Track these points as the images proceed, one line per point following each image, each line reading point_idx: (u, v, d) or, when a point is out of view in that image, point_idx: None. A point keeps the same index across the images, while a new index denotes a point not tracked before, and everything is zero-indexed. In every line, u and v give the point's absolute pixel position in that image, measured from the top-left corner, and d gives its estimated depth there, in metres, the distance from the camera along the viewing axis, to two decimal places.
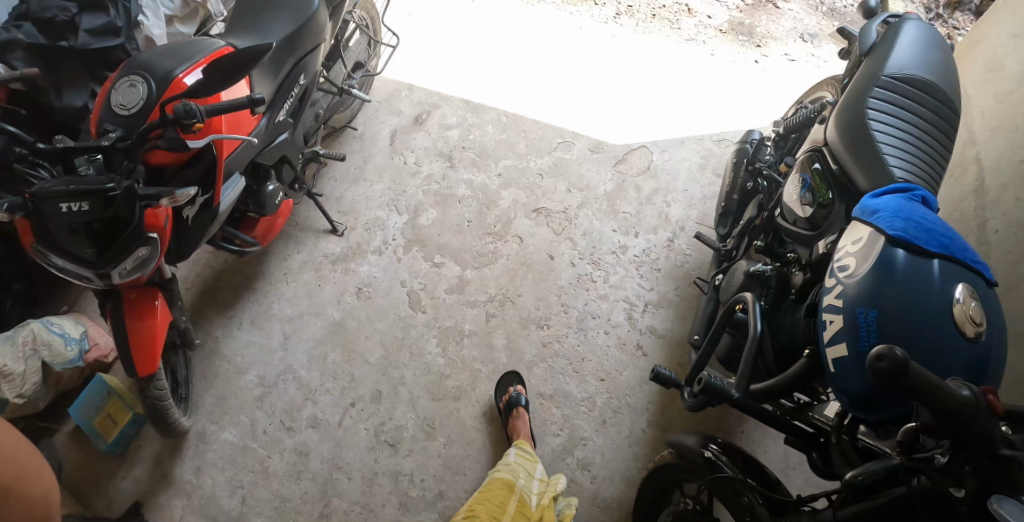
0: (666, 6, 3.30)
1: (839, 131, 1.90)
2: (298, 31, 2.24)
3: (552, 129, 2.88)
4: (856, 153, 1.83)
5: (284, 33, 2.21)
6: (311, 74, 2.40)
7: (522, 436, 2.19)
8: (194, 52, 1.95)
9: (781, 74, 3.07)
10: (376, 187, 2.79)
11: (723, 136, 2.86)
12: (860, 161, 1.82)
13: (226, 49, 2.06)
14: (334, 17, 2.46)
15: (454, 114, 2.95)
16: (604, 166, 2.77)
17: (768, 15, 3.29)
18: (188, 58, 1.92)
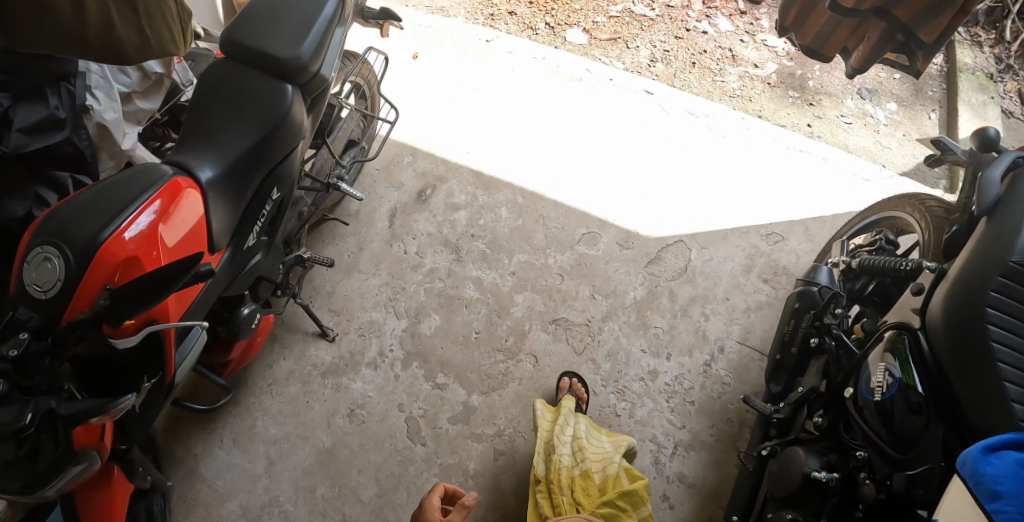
0: (710, 52, 3.01)
1: (944, 332, 1.53)
2: (267, 138, 1.83)
3: (575, 216, 2.50)
4: (965, 370, 1.47)
5: (249, 144, 1.80)
6: (290, 178, 1.99)
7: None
8: (125, 202, 1.55)
9: (835, 141, 2.82)
10: (371, 282, 2.44)
11: (770, 229, 2.50)
12: (971, 384, 1.45)
13: (173, 182, 1.64)
14: (314, 109, 2.04)
15: (462, 191, 2.57)
16: (634, 266, 2.41)
17: (823, 65, 3.03)
18: (118, 212, 1.52)
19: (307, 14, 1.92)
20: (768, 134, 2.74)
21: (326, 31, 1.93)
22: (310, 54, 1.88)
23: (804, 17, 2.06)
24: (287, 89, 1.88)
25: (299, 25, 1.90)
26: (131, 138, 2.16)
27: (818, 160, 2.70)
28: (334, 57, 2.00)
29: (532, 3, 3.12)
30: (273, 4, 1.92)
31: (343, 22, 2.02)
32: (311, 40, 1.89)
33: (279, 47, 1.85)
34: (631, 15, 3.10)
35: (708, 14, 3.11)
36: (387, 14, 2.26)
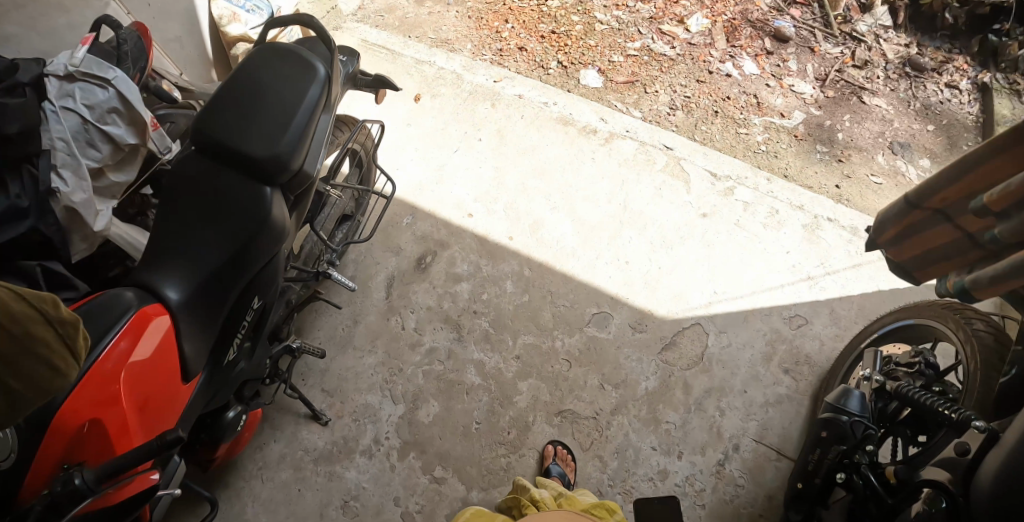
0: (733, 98, 2.81)
1: (992, 485, 1.38)
2: (244, 249, 1.64)
3: (585, 292, 2.33)
4: None
5: (225, 259, 1.62)
6: (274, 280, 1.81)
7: None
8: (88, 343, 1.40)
9: (865, 205, 2.61)
10: (367, 361, 2.29)
11: (793, 311, 2.34)
12: None
13: (141, 313, 1.48)
14: (301, 201, 1.86)
15: (465, 259, 2.39)
16: (647, 352, 2.26)
17: (853, 114, 2.85)
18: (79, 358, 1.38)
19: (286, 102, 1.69)
20: (792, 201, 2.53)
21: (308, 120, 1.71)
22: (291, 150, 1.67)
23: (904, 238, 1.47)
24: (266, 190, 1.67)
25: (277, 115, 1.67)
26: (103, 218, 1.99)
27: (847, 233, 2.49)
28: (319, 144, 1.79)
29: (544, 37, 2.92)
30: (247, 88, 1.69)
31: (328, 102, 1.80)
32: (291, 135, 1.67)
33: (256, 144, 1.64)
34: (651, 54, 2.90)
35: (732, 54, 2.93)
36: (381, 81, 2.03)
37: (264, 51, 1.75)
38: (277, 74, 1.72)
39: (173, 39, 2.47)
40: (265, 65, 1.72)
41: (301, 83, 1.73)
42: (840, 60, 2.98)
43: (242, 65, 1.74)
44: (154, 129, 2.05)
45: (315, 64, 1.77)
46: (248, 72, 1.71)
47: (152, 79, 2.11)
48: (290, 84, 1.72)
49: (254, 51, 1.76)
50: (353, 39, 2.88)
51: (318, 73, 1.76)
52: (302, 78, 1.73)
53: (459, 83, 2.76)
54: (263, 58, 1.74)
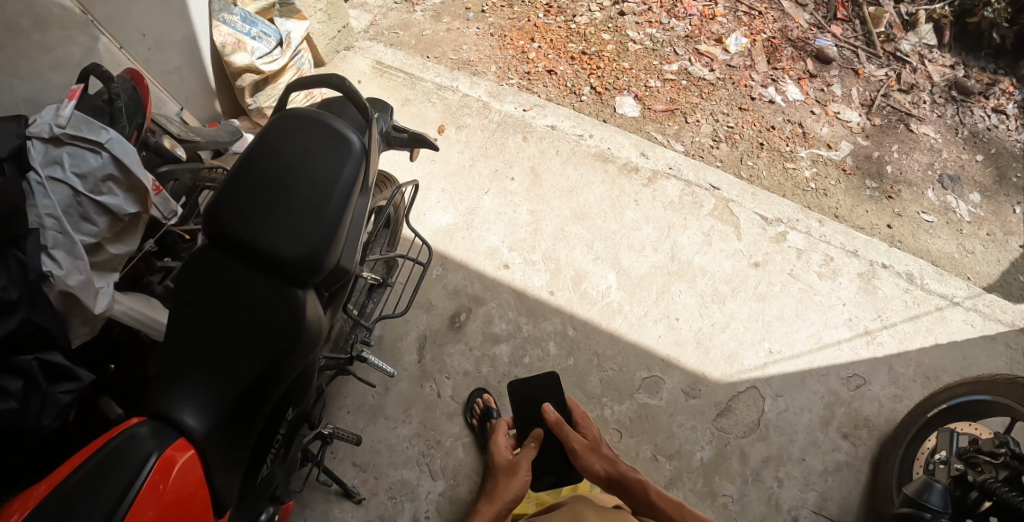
0: (778, 128, 2.62)
1: None
2: (277, 365, 1.43)
3: (634, 354, 2.17)
4: None
5: (255, 379, 1.41)
6: (308, 381, 1.60)
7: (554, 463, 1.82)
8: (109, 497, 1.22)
9: (917, 246, 2.49)
10: (401, 432, 2.10)
11: (851, 371, 2.22)
12: None
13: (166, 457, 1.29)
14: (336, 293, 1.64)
15: (503, 317, 2.21)
16: (701, 419, 2.13)
17: (901, 144, 2.68)
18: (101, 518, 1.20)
19: (317, 187, 1.43)
20: (846, 246, 2.38)
21: (344, 207, 1.46)
22: (324, 246, 1.43)
23: None
24: (298, 293, 1.45)
25: (308, 206, 1.42)
26: (105, 297, 1.74)
27: (903, 281, 2.36)
28: (355, 227, 1.54)
29: (573, 59, 2.70)
30: (271, 171, 1.42)
31: (366, 177, 1.53)
32: (325, 228, 1.43)
33: (284, 244, 1.40)
34: (689, 78, 2.70)
35: (775, 77, 2.74)
36: (416, 138, 1.79)
37: (287, 119, 1.46)
38: (304, 150, 1.44)
39: (173, 71, 2.25)
40: (289, 138, 1.44)
41: (333, 162, 1.46)
42: (886, 84, 2.79)
43: (261, 137, 1.46)
44: (156, 193, 1.79)
45: (348, 135, 1.49)
46: (269, 148, 1.43)
47: (150, 135, 1.84)
48: (321, 163, 1.45)
49: (274, 118, 1.47)
50: (366, 61, 2.66)
51: (351, 145, 1.48)
52: (335, 155, 1.46)
53: (486, 113, 2.53)
54: (286, 130, 1.45)
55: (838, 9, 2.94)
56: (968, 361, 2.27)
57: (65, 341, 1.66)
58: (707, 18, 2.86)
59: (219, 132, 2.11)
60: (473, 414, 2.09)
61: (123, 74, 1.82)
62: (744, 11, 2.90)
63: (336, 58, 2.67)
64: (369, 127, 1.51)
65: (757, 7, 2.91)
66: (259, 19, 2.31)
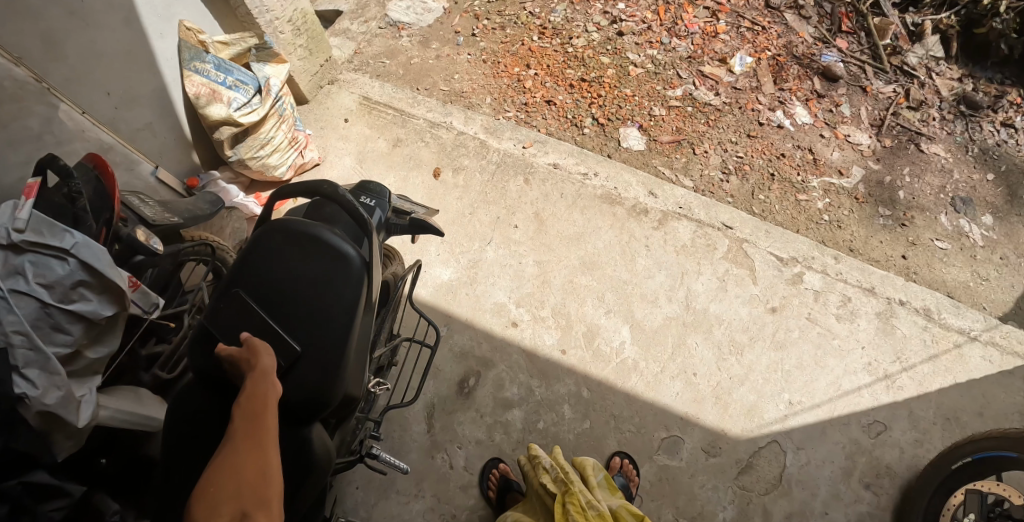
0: (789, 156, 2.52)
1: None
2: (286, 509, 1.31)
3: (652, 414, 2.08)
4: None
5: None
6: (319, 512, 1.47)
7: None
8: None
9: (932, 277, 2.40)
10: (414, 508, 1.97)
11: (871, 417, 2.16)
12: None
13: None
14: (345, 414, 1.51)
15: (514, 381, 2.10)
16: (722, 479, 2.05)
17: (913, 166, 2.56)
18: None
19: (314, 314, 1.31)
20: (863, 284, 2.30)
21: (347, 333, 1.33)
22: (324, 382, 1.31)
23: None
24: (307, 432, 1.33)
25: (305, 336, 1.31)
26: (87, 406, 1.56)
27: (921, 319, 2.29)
28: (363, 348, 1.41)
29: (573, 86, 2.58)
30: (262, 299, 1.31)
31: (369, 293, 1.39)
32: (327, 359, 1.31)
33: (285, 383, 1.29)
34: (694, 104, 2.58)
35: (782, 99, 2.62)
36: (418, 224, 1.62)
37: (274, 241, 1.34)
38: (297, 272, 1.33)
39: (144, 127, 2.04)
40: (278, 262, 1.33)
41: (331, 283, 1.33)
42: (894, 101, 2.67)
43: (246, 258, 1.34)
44: (133, 290, 1.64)
45: (344, 249, 1.35)
46: (257, 273, 1.32)
47: (122, 224, 1.66)
48: (317, 286, 1.33)
49: (258, 234, 1.34)
50: (352, 96, 2.49)
51: (347, 265, 1.34)
52: (332, 274, 1.33)
53: (484, 153, 2.38)
54: (274, 248, 1.33)
55: (842, 21, 2.80)
56: (987, 400, 2.18)
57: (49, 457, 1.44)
58: (710, 36, 2.73)
59: (197, 202, 1.91)
60: (490, 484, 1.97)
61: (85, 161, 1.64)
62: (747, 27, 2.76)
63: (320, 93, 2.51)
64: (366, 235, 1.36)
65: (760, 21, 2.77)
66: (233, 66, 2.12)
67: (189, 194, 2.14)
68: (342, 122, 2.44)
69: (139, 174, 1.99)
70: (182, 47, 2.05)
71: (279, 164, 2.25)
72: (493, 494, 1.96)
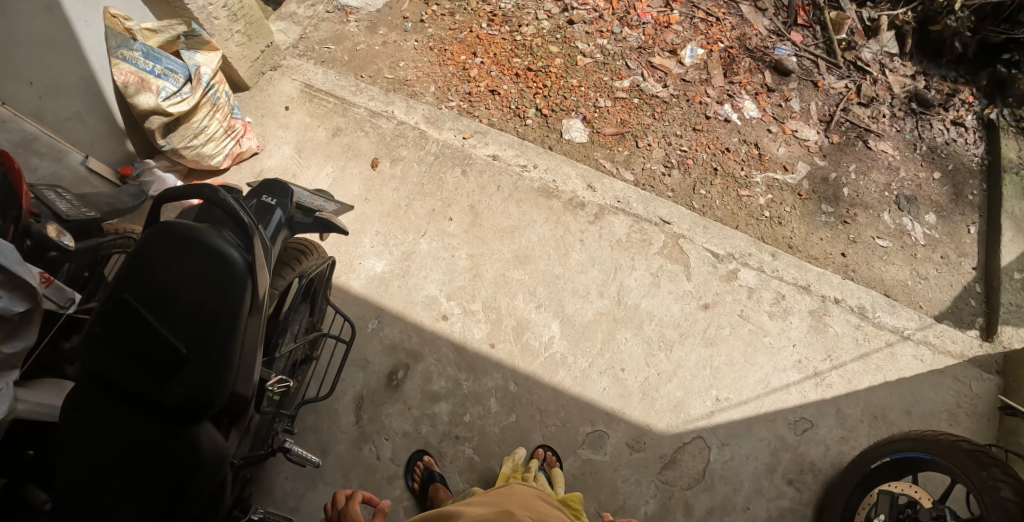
0: (734, 150, 2.51)
1: None
2: (178, 507, 1.32)
3: (578, 409, 2.10)
4: None
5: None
6: (219, 507, 1.45)
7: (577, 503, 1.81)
8: None
9: (871, 275, 2.39)
10: (341, 498, 1.98)
11: (798, 415, 2.15)
12: None
13: None
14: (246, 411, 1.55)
15: (442, 374, 2.11)
16: (645, 473, 2.05)
17: (859, 163, 2.55)
18: None
19: (199, 318, 1.35)
20: (799, 281, 2.29)
21: (232, 336, 1.38)
22: (209, 384, 1.34)
23: None
24: (194, 431, 1.36)
25: (189, 339, 1.33)
26: (2, 399, 1.54)
27: (855, 317, 2.26)
28: (251, 349, 1.45)
29: (518, 76, 2.57)
30: (147, 304, 1.32)
31: (254, 295, 1.44)
32: (211, 362, 1.35)
33: (168, 386, 1.31)
34: (642, 96, 2.57)
35: (731, 92, 2.60)
36: (322, 222, 1.70)
37: (158, 246, 1.36)
38: (181, 276, 1.35)
39: (71, 117, 2.03)
40: (162, 267, 1.35)
41: (215, 288, 1.37)
42: (845, 97, 2.65)
43: (132, 264, 1.35)
44: (44, 286, 1.62)
45: (229, 253, 1.39)
46: (142, 278, 1.34)
47: (34, 221, 1.67)
48: (202, 290, 1.36)
49: (144, 240, 1.37)
50: (293, 83, 2.48)
51: (232, 268, 1.38)
52: (215, 279, 1.37)
53: (423, 144, 2.37)
54: (160, 254, 1.36)
55: (799, 14, 2.78)
56: (916, 398, 2.17)
57: None
58: (662, 26, 2.70)
59: (119, 196, 1.94)
60: (414, 477, 1.98)
61: None
62: (701, 17, 2.73)
63: (261, 80, 2.49)
64: (250, 240, 1.42)
65: (714, 13, 2.74)
66: (162, 54, 2.09)
67: (123, 184, 2.13)
68: (282, 110, 2.43)
69: (67, 163, 1.98)
70: (108, 35, 2.02)
71: (215, 154, 2.24)
72: (417, 486, 1.96)
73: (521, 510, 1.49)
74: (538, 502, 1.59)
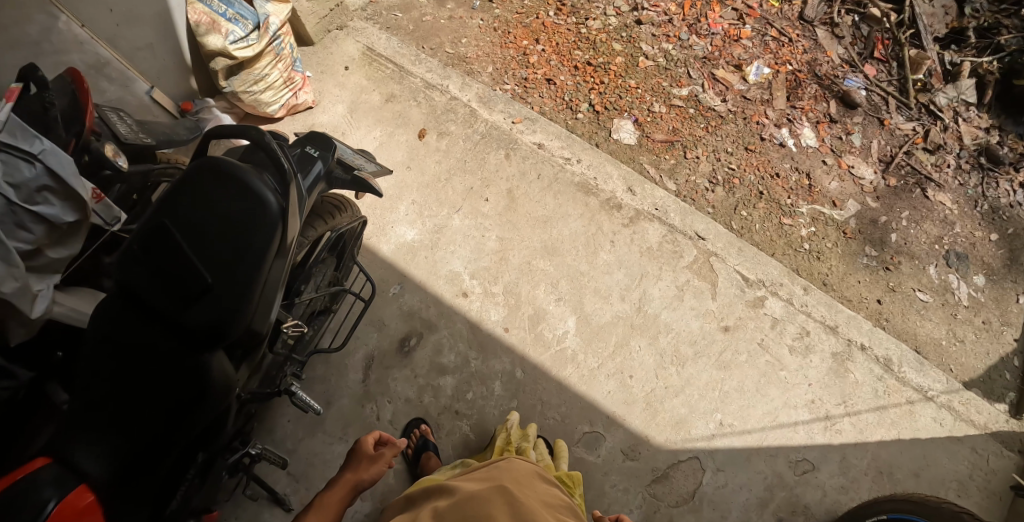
0: (783, 177, 2.48)
1: None
2: (180, 425, 1.39)
3: (579, 407, 2.10)
4: None
5: (162, 434, 1.38)
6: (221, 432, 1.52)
7: (574, 479, 1.84)
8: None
9: (904, 328, 2.31)
10: (337, 449, 2.03)
11: (801, 454, 2.10)
12: None
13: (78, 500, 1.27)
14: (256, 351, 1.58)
15: (453, 348, 2.14)
16: (635, 483, 2.04)
17: (913, 211, 2.47)
18: None
19: (229, 251, 1.39)
20: (827, 320, 2.24)
21: (257, 274, 1.42)
22: (229, 314, 1.38)
23: None
24: (208, 357, 1.41)
25: (216, 270, 1.37)
26: (43, 300, 1.61)
27: (878, 368, 2.20)
28: (273, 289, 1.49)
29: (577, 69, 2.62)
30: (183, 231, 1.37)
31: (283, 239, 1.48)
32: (233, 294, 1.38)
33: (189, 311, 1.35)
34: (698, 107, 2.57)
35: (791, 117, 2.58)
36: (359, 182, 1.73)
37: (203, 179, 1.41)
38: (220, 211, 1.40)
39: (144, 48, 2.11)
40: (203, 200, 1.40)
41: (249, 226, 1.41)
42: (911, 139, 2.59)
43: (176, 192, 1.40)
44: (96, 202, 1.66)
45: (267, 195, 1.44)
46: (183, 206, 1.39)
47: (94, 138, 1.73)
48: (235, 226, 1.40)
49: (190, 171, 1.42)
50: (357, 45, 2.53)
51: (268, 210, 1.43)
52: (250, 218, 1.41)
53: (472, 122, 2.41)
54: (202, 187, 1.41)
55: (876, 47, 2.74)
56: (928, 462, 2.10)
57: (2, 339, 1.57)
58: (731, 39, 2.72)
59: (177, 127, 2.01)
60: (408, 444, 2.01)
61: (64, 75, 1.75)
62: (773, 36, 2.73)
63: (327, 37, 2.55)
64: (288, 187, 1.46)
65: (788, 32, 2.74)
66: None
67: (181, 117, 2.23)
68: (342, 69, 2.48)
69: (133, 91, 2.10)
70: None
71: (272, 102, 2.31)
72: (409, 452, 2.00)
73: (520, 489, 1.48)
74: (534, 482, 1.57)
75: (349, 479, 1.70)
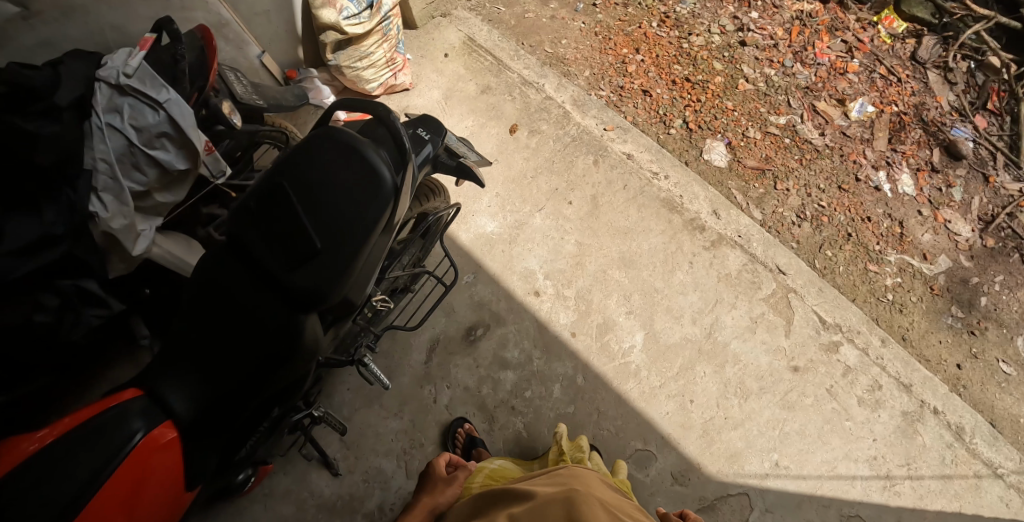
0: (875, 221, 2.40)
1: None
2: (267, 380, 1.44)
3: (635, 423, 2.09)
4: None
5: (249, 386, 1.43)
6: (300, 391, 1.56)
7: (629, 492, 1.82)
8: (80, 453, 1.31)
9: (981, 398, 2.21)
10: (391, 425, 2.06)
11: (854, 510, 2.04)
12: None
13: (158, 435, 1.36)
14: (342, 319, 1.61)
15: (518, 345, 2.15)
16: (680, 509, 2.01)
17: (1008, 276, 2.37)
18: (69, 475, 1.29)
19: (340, 220, 1.42)
20: (901, 377, 2.16)
21: (363, 246, 1.44)
22: (330, 281, 1.41)
23: None
24: (304, 319, 1.44)
25: (325, 236, 1.41)
26: (144, 239, 1.67)
27: (949, 435, 2.11)
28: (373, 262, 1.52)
29: (675, 83, 2.58)
30: (299, 194, 1.41)
31: (391, 215, 1.50)
32: (338, 262, 1.41)
33: (295, 272, 1.39)
34: (794, 137, 2.52)
35: (890, 160, 2.50)
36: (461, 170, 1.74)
37: (324, 147, 1.45)
38: (336, 179, 1.43)
39: (260, 14, 2.16)
40: (322, 166, 1.43)
41: (362, 198, 1.44)
42: (1016, 201, 2.48)
43: (296, 155, 1.44)
44: (206, 154, 1.71)
45: (383, 171, 1.46)
46: (302, 169, 1.43)
47: (212, 93, 1.80)
48: (348, 196, 1.43)
49: (312, 137, 1.46)
50: (459, 33, 2.56)
51: (381, 185, 1.45)
52: (364, 190, 1.44)
53: (564, 123, 2.41)
54: (322, 155, 1.44)
55: (990, 97, 2.64)
56: None
57: (102, 270, 1.62)
58: (837, 72, 2.65)
59: (286, 92, 2.07)
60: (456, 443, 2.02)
61: (194, 30, 1.81)
62: (881, 74, 2.65)
63: (431, 22, 2.58)
64: (403, 165, 1.48)
65: (897, 72, 2.65)
66: None
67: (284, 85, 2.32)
68: (443, 55, 2.51)
69: (245, 54, 2.17)
70: None
71: (372, 79, 2.35)
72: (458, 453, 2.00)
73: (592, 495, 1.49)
74: (601, 487, 1.58)
75: (426, 501, 1.63)
